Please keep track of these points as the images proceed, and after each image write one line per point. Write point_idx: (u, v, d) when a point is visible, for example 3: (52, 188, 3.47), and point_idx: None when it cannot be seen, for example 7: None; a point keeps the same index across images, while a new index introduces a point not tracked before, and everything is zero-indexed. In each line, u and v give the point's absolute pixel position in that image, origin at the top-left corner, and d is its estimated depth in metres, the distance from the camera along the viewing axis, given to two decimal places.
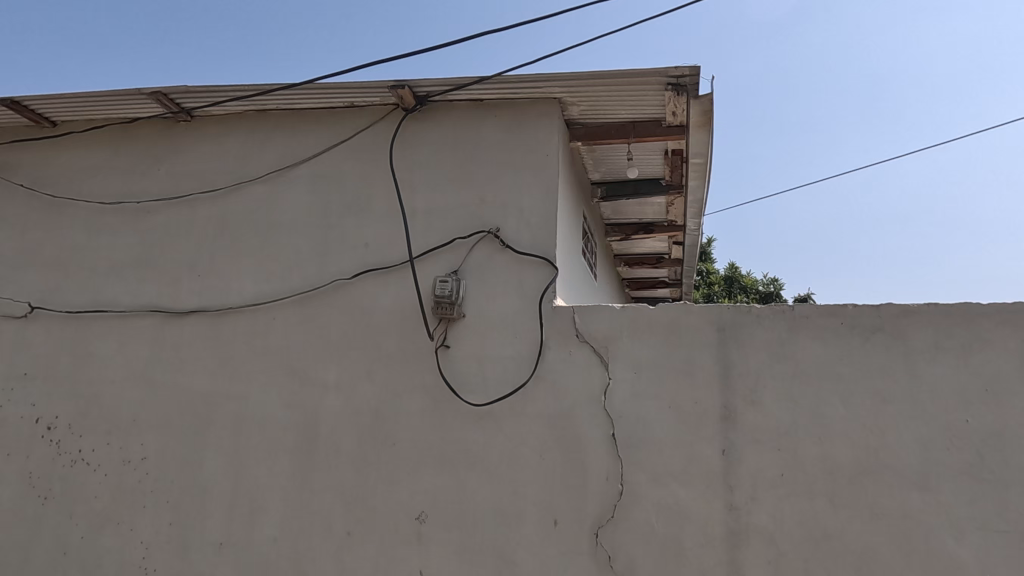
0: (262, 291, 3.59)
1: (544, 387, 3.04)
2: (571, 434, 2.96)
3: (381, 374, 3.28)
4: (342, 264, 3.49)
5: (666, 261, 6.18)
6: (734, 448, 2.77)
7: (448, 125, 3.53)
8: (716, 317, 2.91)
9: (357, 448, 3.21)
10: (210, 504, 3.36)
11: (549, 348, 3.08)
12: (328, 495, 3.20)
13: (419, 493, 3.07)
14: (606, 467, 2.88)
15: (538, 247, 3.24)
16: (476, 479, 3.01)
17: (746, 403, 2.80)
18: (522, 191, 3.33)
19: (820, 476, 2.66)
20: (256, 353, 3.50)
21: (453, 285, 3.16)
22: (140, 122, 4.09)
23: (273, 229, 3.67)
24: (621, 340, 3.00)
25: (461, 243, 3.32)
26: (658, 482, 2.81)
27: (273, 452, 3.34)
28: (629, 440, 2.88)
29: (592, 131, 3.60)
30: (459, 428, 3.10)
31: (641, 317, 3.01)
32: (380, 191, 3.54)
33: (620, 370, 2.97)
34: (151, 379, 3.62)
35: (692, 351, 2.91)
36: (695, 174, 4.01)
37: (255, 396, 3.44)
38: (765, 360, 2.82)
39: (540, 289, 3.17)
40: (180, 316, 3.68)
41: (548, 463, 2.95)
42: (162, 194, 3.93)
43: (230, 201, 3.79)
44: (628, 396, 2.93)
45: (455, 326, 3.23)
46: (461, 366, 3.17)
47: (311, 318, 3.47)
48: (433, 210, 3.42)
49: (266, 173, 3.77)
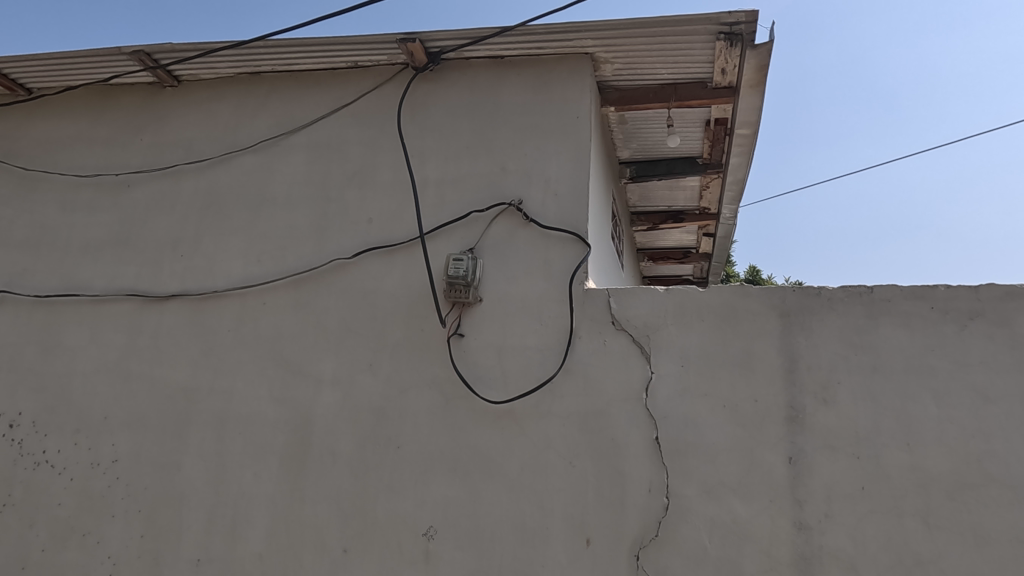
0: (252, 273, 3.18)
1: (575, 382, 2.60)
2: (607, 438, 2.52)
3: (385, 366, 2.85)
4: (342, 242, 3.08)
5: (693, 256, 5.74)
6: (804, 455, 2.32)
7: (464, 86, 3.11)
8: (778, 301, 2.48)
9: (356, 451, 2.78)
10: (188, 514, 2.94)
11: (580, 337, 2.65)
12: (323, 506, 2.76)
13: (428, 504, 2.63)
14: (648, 477, 2.44)
15: (568, 221, 2.81)
16: (494, 489, 2.58)
17: (817, 403, 2.35)
18: (549, 158, 2.91)
19: (911, 490, 2.21)
20: (244, 343, 3.09)
21: (468, 264, 2.74)
22: (122, 88, 3.70)
23: (266, 204, 3.26)
24: (665, 327, 2.57)
25: (478, 218, 2.90)
26: (711, 496, 2.36)
27: (260, 456, 2.91)
28: (675, 445, 2.44)
29: (627, 95, 3.19)
30: (474, 429, 2.66)
31: (689, 301, 2.57)
32: (387, 160, 3.13)
33: (664, 363, 2.53)
34: (126, 372, 3.20)
35: (750, 340, 2.47)
36: (738, 149, 3.59)
37: (241, 391, 3.02)
38: (840, 351, 2.38)
39: (570, 269, 2.75)
40: (160, 300, 3.27)
41: (579, 471, 2.51)
42: (144, 166, 3.53)
43: (219, 173, 3.38)
44: (674, 393, 2.49)
45: (471, 311, 2.80)
46: (477, 357, 2.74)
47: (306, 303, 3.05)
48: (447, 180, 3.00)
49: (260, 142, 3.36)
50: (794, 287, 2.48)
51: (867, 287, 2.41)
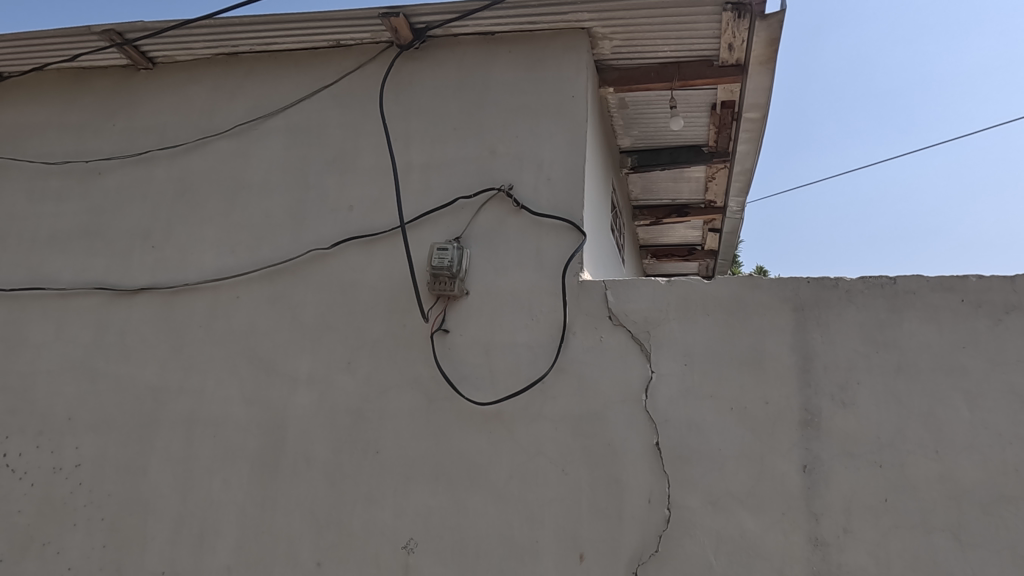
0: (226, 264, 2.97)
1: (568, 382, 2.39)
2: (602, 444, 2.30)
3: (364, 364, 2.64)
4: (321, 231, 2.87)
5: (698, 254, 5.51)
6: (820, 463, 2.10)
7: (452, 65, 2.91)
8: (791, 293, 2.26)
9: (332, 457, 2.57)
10: (153, 523, 2.73)
11: (574, 333, 2.44)
12: (295, 515, 2.55)
13: (408, 515, 2.42)
14: (648, 486, 2.22)
15: (562, 208, 2.60)
16: (480, 499, 2.36)
17: (834, 405, 2.13)
18: (542, 140, 2.70)
19: (939, 503, 1.98)
20: (215, 339, 2.88)
21: (453, 254, 2.53)
22: (95, 71, 3.51)
23: (242, 191, 3.06)
24: (667, 323, 2.35)
25: (465, 205, 2.69)
26: (717, 507, 2.14)
27: (230, 460, 2.70)
28: (677, 451, 2.22)
29: (626, 74, 2.97)
30: (459, 433, 2.45)
31: (693, 294, 2.35)
32: (369, 143, 2.92)
33: (665, 362, 2.32)
34: (92, 370, 3.00)
35: (760, 337, 2.25)
36: (746, 134, 3.37)
37: (212, 391, 2.82)
38: (859, 348, 2.16)
39: (563, 259, 2.53)
40: (129, 293, 3.07)
41: (572, 479, 2.29)
42: (115, 152, 3.33)
43: (194, 160, 3.19)
44: (676, 394, 2.27)
45: (457, 306, 2.59)
46: (463, 355, 2.53)
47: (282, 296, 2.84)
48: (432, 165, 2.79)
49: (237, 126, 3.16)
50: (808, 278, 2.26)
51: (890, 278, 2.18)
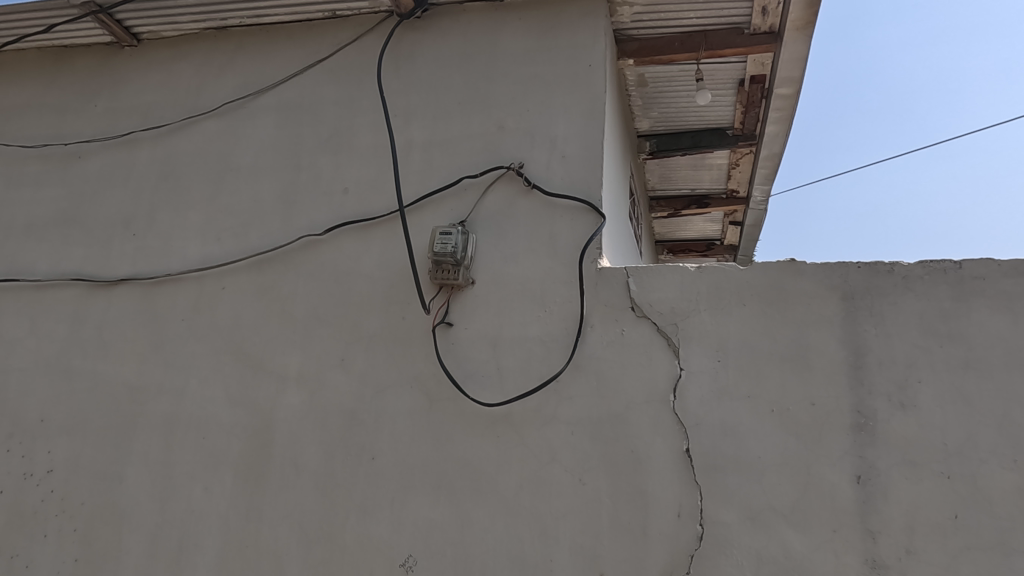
0: (212, 253, 2.74)
1: (585, 381, 2.13)
2: (625, 450, 2.04)
3: (359, 361, 2.40)
4: (314, 216, 2.63)
5: (717, 249, 5.22)
6: (876, 474, 1.83)
7: (457, 35, 2.67)
8: (839, 280, 1.99)
9: (323, 463, 2.32)
10: (129, 535, 2.48)
11: (592, 326, 2.18)
12: (282, 528, 2.30)
13: (407, 529, 2.16)
14: (677, 499, 1.96)
15: (578, 188, 2.34)
16: (487, 512, 2.10)
17: (892, 407, 1.86)
18: (555, 114, 2.45)
19: (1020, 521, 1.71)
20: (199, 334, 2.65)
21: (458, 238, 2.28)
22: (78, 49, 3.30)
23: (230, 174, 2.82)
24: (697, 314, 2.09)
25: (470, 185, 2.43)
26: (757, 524, 1.88)
27: (213, 466, 2.46)
28: (710, 459, 1.96)
29: (648, 44, 2.71)
30: (464, 438, 2.19)
31: (727, 281, 2.09)
32: (366, 120, 2.68)
33: (695, 358, 2.06)
34: (68, 368, 2.76)
35: (804, 329, 1.99)
36: (776, 113, 3.11)
37: (194, 390, 2.58)
38: (920, 342, 1.89)
39: (580, 243, 2.27)
40: (108, 285, 2.83)
41: (590, 490, 2.03)
42: (97, 134, 3.10)
43: (179, 141, 2.96)
44: (708, 395, 2.01)
45: (461, 296, 2.34)
46: (468, 351, 2.27)
47: (270, 287, 2.61)
48: (435, 142, 2.54)
49: (225, 105, 2.93)
50: (858, 263, 2.00)
51: (954, 262, 1.92)
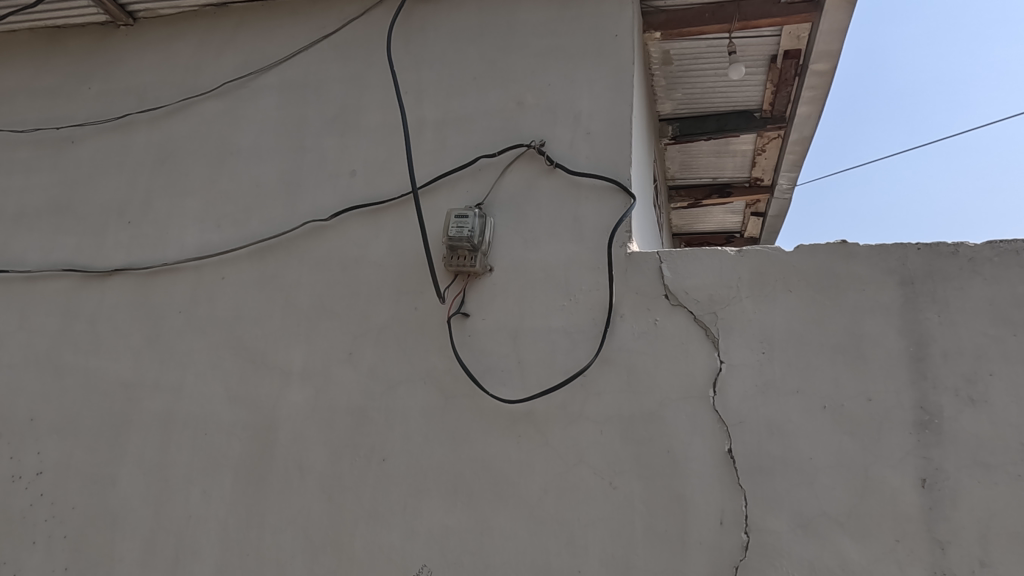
0: (211, 240, 2.57)
1: (615, 375, 1.95)
2: (660, 451, 1.86)
3: (369, 355, 2.22)
4: (319, 200, 2.47)
5: (737, 242, 5.01)
6: (944, 477, 1.64)
7: (472, 6, 2.50)
8: (897, 263, 1.81)
9: (330, 465, 2.15)
10: (123, 542, 2.31)
11: (621, 316, 2.00)
12: (286, 535, 2.13)
13: (422, 537, 1.99)
14: (718, 504, 1.77)
15: (604, 166, 2.16)
16: (509, 518, 1.92)
17: (960, 403, 1.68)
18: (579, 88, 2.27)
19: None
20: (197, 327, 2.48)
21: (475, 221, 2.11)
22: (71, 29, 3.14)
23: (230, 158, 2.66)
24: (738, 302, 1.91)
25: (487, 165, 2.26)
26: (809, 532, 1.69)
27: (212, 468, 2.29)
28: (755, 461, 1.78)
29: (676, 16, 2.52)
30: (482, 437, 2.02)
31: (771, 266, 1.91)
32: (375, 98, 2.52)
33: (737, 350, 1.88)
34: (58, 364, 2.59)
35: (858, 317, 1.81)
36: (809, 93, 2.93)
37: (191, 387, 2.41)
38: (990, 331, 1.70)
39: (608, 226, 2.09)
40: (101, 276, 2.67)
41: (621, 494, 1.85)
42: (91, 117, 2.94)
43: (177, 124, 2.79)
44: (752, 390, 1.83)
45: (478, 284, 2.16)
46: (487, 343, 2.10)
47: (273, 276, 2.44)
48: (449, 120, 2.37)
49: (224, 85, 2.77)
50: (917, 244, 1.81)
51: None
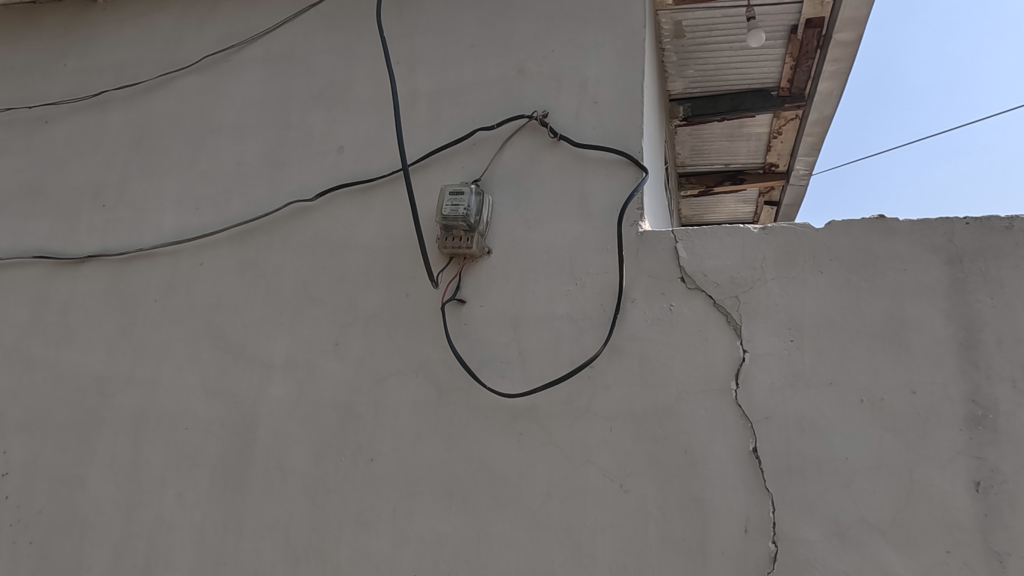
0: (189, 223, 2.40)
1: (626, 366, 1.76)
2: (677, 450, 1.66)
3: (357, 345, 2.04)
4: (304, 179, 2.29)
5: None
6: (1003, 480, 1.45)
7: None
8: (942, 240, 1.62)
9: (313, 465, 1.97)
10: (91, 550, 2.13)
11: (633, 301, 1.81)
12: (266, 542, 1.94)
13: (413, 545, 1.80)
14: (743, 510, 1.58)
15: (613, 138, 1.97)
16: (508, 524, 1.73)
17: (1018, 396, 1.48)
18: (585, 55, 2.09)
19: None
20: (174, 316, 2.30)
21: (471, 198, 1.92)
22: (47, 4, 2.98)
23: (211, 136, 2.48)
24: (763, 284, 1.72)
25: (485, 139, 2.07)
26: (846, 542, 1.50)
27: (188, 469, 2.11)
28: (783, 461, 1.59)
29: None
30: (479, 434, 1.83)
31: (799, 244, 1.72)
32: (365, 70, 2.34)
33: (762, 337, 1.68)
34: (26, 357, 2.41)
35: (899, 300, 1.61)
36: (832, 66, 2.74)
37: (167, 381, 2.23)
38: None
39: (617, 203, 1.91)
40: (73, 262, 2.49)
41: (634, 498, 1.66)
42: (66, 96, 2.77)
43: (155, 101, 2.62)
44: (780, 382, 1.64)
45: (475, 268, 1.98)
46: (485, 332, 1.91)
47: (254, 261, 2.26)
48: (444, 90, 2.18)
49: (206, 59, 2.60)
50: (965, 218, 1.62)
51: None
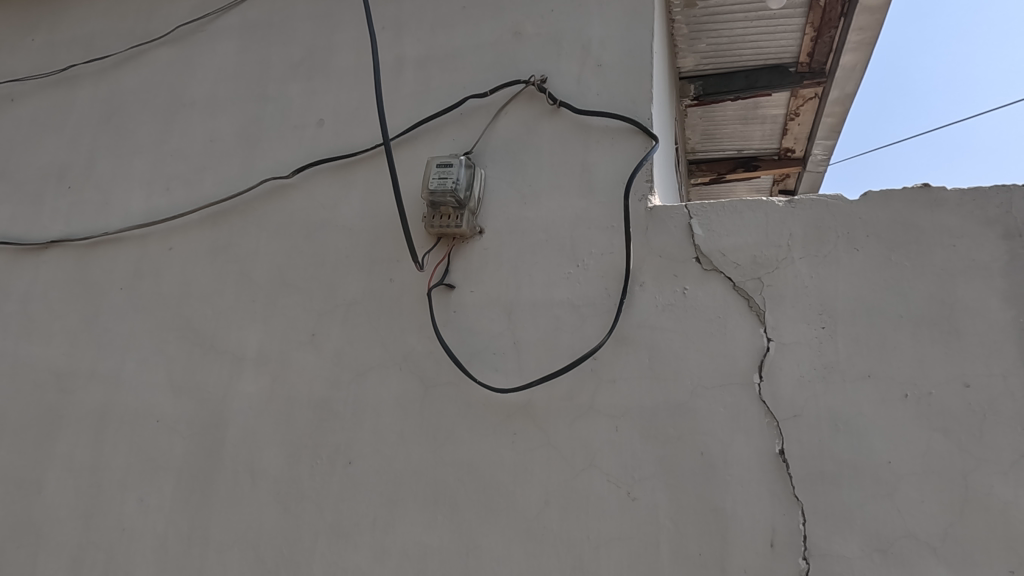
0: (158, 205, 2.21)
1: (634, 357, 1.56)
2: (691, 452, 1.46)
3: (335, 335, 1.85)
4: (280, 155, 2.09)
5: None
6: None
7: None
8: (998, 212, 1.41)
9: (286, 468, 1.77)
10: (46, 561, 1.94)
11: (642, 284, 1.61)
12: (233, 552, 1.75)
13: (393, 558, 1.60)
14: (769, 521, 1.37)
15: (619, 104, 1.77)
16: (501, 537, 1.53)
17: None
18: (587, 14, 1.89)
19: None
20: (140, 306, 2.11)
21: (460, 171, 1.72)
22: None
23: (183, 111, 2.29)
24: (789, 265, 1.52)
25: (477, 107, 1.87)
26: (891, 560, 1.29)
27: (152, 472, 1.92)
28: (816, 466, 1.38)
29: None
30: (468, 435, 1.63)
31: (831, 219, 1.52)
32: (347, 37, 2.15)
33: (789, 324, 1.48)
34: None
35: (948, 281, 1.41)
36: (856, 36, 2.53)
37: (131, 376, 2.04)
38: None
39: (623, 175, 1.71)
40: (36, 249, 2.30)
41: (643, 507, 1.46)
42: (32, 72, 2.59)
43: (126, 76, 2.44)
44: (810, 374, 1.44)
45: (464, 250, 1.78)
46: (476, 320, 1.71)
47: (226, 245, 2.07)
48: (433, 56, 1.99)
49: (179, 30, 2.43)
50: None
51: None
